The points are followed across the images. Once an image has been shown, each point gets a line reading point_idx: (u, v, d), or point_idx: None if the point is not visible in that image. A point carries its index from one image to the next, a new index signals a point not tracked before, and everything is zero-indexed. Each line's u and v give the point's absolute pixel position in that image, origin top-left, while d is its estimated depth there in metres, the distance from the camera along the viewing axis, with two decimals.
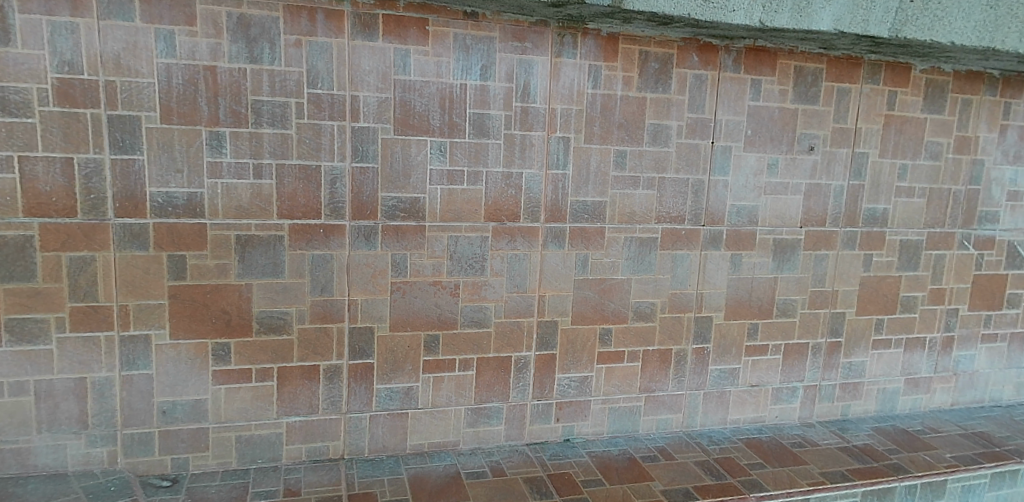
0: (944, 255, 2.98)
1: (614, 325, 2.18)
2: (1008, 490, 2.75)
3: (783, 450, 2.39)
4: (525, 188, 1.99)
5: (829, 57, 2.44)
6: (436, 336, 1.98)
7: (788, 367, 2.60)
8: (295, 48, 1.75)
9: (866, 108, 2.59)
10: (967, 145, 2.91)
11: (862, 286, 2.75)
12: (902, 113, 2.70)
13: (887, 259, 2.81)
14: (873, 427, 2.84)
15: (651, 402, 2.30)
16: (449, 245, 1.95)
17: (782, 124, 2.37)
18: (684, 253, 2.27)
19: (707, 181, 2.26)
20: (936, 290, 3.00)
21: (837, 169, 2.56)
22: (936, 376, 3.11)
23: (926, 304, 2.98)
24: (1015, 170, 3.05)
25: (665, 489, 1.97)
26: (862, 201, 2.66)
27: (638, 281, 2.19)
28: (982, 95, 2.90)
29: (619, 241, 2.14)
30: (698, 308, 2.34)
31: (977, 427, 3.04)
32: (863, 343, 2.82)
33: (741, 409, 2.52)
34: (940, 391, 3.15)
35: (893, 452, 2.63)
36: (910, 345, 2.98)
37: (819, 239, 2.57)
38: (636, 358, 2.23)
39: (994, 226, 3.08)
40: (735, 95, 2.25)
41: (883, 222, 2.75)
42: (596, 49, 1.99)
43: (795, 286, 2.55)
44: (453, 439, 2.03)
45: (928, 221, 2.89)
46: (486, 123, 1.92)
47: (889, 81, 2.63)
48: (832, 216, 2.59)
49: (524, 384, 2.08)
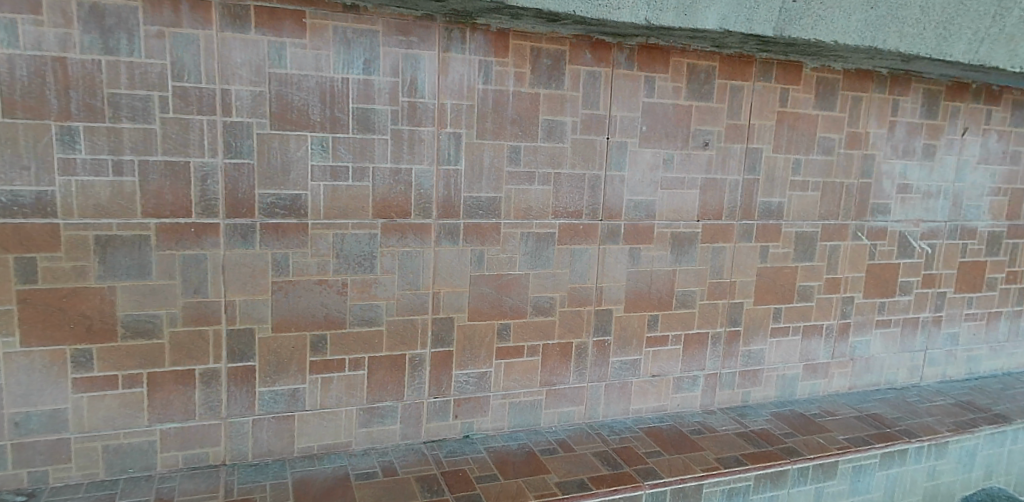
0: (838, 246, 3.12)
1: (512, 320, 2.19)
2: (897, 469, 2.93)
3: (682, 437, 2.51)
4: (415, 184, 1.97)
5: (721, 55, 2.54)
6: (323, 336, 1.94)
7: (689, 357, 2.71)
8: (157, 40, 1.68)
9: (758, 105, 2.69)
10: (858, 140, 3.06)
11: (759, 277, 2.86)
12: (795, 110, 2.81)
13: (784, 251, 2.92)
14: (772, 412, 2.96)
15: (553, 396, 2.33)
16: (334, 243, 1.91)
17: (677, 120, 2.47)
18: (582, 248, 2.31)
19: (604, 175, 2.31)
20: (832, 280, 3.14)
21: (732, 164, 2.67)
22: (834, 362, 3.26)
23: (822, 293, 3.12)
24: (903, 164, 3.23)
25: (559, 481, 2.00)
26: (756, 195, 2.77)
27: (536, 276, 2.22)
28: (871, 92, 3.05)
29: (516, 236, 2.15)
30: (598, 302, 2.40)
31: (872, 409, 3.21)
32: (761, 332, 2.94)
33: (643, 399, 2.61)
34: (838, 376, 3.30)
35: (788, 436, 2.74)
36: (807, 332, 3.11)
37: (715, 232, 2.68)
38: (537, 352, 2.26)
39: (885, 218, 3.25)
40: (630, 92, 2.32)
41: (778, 214, 2.86)
42: (486, 44, 2.00)
43: (694, 277, 2.66)
44: (344, 440, 2.01)
45: (822, 213, 3.02)
46: (371, 119, 1.89)
47: (781, 78, 2.74)
48: (728, 210, 2.69)
49: (419, 382, 2.07)
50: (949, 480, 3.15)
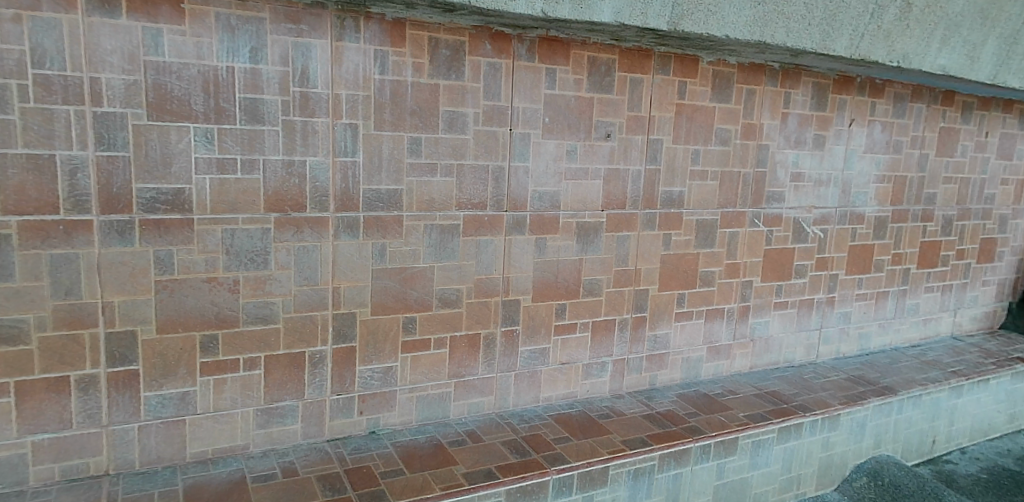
0: (737, 233, 3.26)
1: (417, 313, 2.19)
2: (794, 441, 3.10)
3: (591, 422, 2.58)
4: (310, 176, 1.94)
5: (621, 48, 2.60)
6: (214, 337, 1.88)
7: (597, 343, 2.78)
8: (13, 23, 1.58)
9: (658, 97, 2.77)
10: (753, 131, 3.20)
11: (663, 263, 2.96)
12: (693, 102, 2.91)
13: (686, 238, 3.03)
14: (677, 393, 3.07)
15: (463, 388, 2.34)
16: (224, 239, 1.85)
17: (579, 112, 2.52)
18: (488, 239, 2.32)
19: (508, 166, 2.33)
20: (732, 265, 3.28)
21: (634, 154, 2.74)
22: (735, 343, 3.41)
23: (722, 278, 3.25)
24: (795, 154, 3.41)
25: (467, 471, 2.04)
26: (658, 185, 2.85)
27: (441, 268, 2.22)
28: (764, 85, 3.20)
29: (418, 229, 2.14)
30: (505, 293, 2.41)
31: (770, 386, 3.38)
32: (666, 316, 3.04)
33: (553, 387, 2.65)
34: (740, 357, 3.46)
35: (692, 416, 2.86)
36: (710, 315, 3.24)
37: (620, 221, 2.75)
38: (444, 345, 2.27)
39: (780, 205, 3.42)
40: (531, 83, 2.34)
41: (679, 203, 2.96)
42: (382, 34, 1.98)
43: (599, 266, 2.72)
44: (240, 443, 1.96)
45: (721, 201, 3.14)
46: (259, 109, 1.85)
47: (679, 72, 2.83)
48: (631, 199, 2.77)
49: (320, 380, 2.05)
50: (841, 450, 3.37)
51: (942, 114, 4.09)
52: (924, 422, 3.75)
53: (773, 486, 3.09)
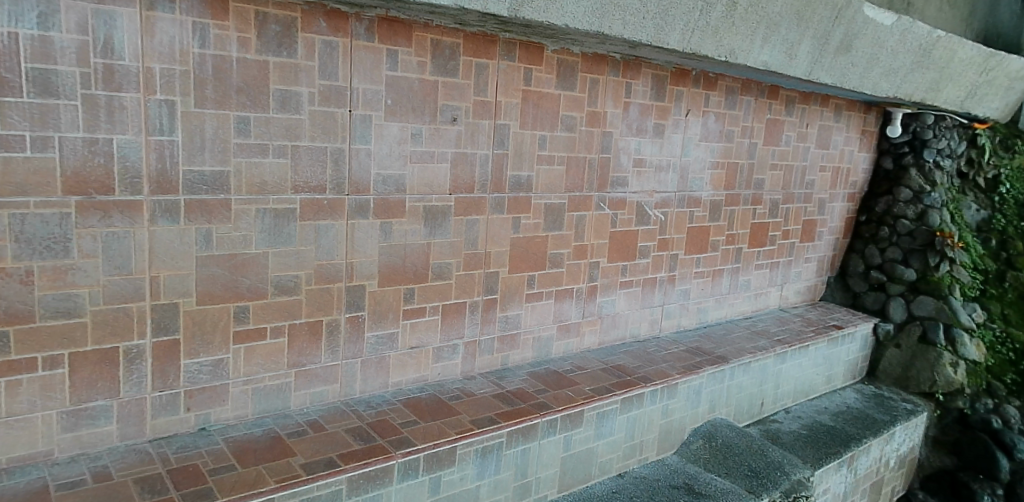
0: (584, 216, 3.40)
1: (250, 301, 2.16)
2: (636, 411, 3.31)
3: (440, 404, 2.62)
4: (117, 156, 1.84)
5: (465, 32, 2.60)
6: (3, 333, 1.75)
7: (448, 326, 2.80)
8: None
9: (504, 83, 2.82)
10: (598, 118, 3.34)
11: (512, 246, 3.03)
12: (539, 89, 2.99)
13: (534, 222, 3.12)
14: (528, 372, 3.16)
15: (303, 377, 2.33)
16: (11, 225, 1.73)
17: (423, 94, 2.50)
18: (328, 223, 2.29)
19: (348, 149, 2.30)
20: (579, 247, 3.42)
21: (481, 139, 2.77)
22: (584, 321, 3.56)
23: (571, 259, 3.38)
24: (637, 141, 3.61)
25: (306, 462, 2.07)
26: (506, 169, 2.91)
27: (277, 254, 2.19)
28: (607, 74, 3.34)
29: (249, 213, 2.10)
30: (348, 279, 2.39)
31: (615, 360, 3.58)
32: (517, 298, 3.12)
33: (402, 372, 2.64)
34: (588, 334, 3.62)
35: (541, 393, 2.97)
36: (559, 295, 3.37)
37: (468, 205, 2.77)
38: (281, 334, 2.25)
39: (624, 190, 3.61)
40: (371, 64, 2.31)
41: (527, 187, 3.04)
42: (200, 6, 1.90)
43: (449, 249, 2.74)
44: (42, 449, 1.85)
45: (568, 185, 3.26)
46: (52, 82, 1.73)
47: (524, 59, 2.89)
48: (480, 183, 2.80)
49: (139, 377, 1.98)
50: (679, 416, 3.63)
51: (768, 107, 4.48)
52: (753, 386, 4.14)
53: (617, 453, 3.28)
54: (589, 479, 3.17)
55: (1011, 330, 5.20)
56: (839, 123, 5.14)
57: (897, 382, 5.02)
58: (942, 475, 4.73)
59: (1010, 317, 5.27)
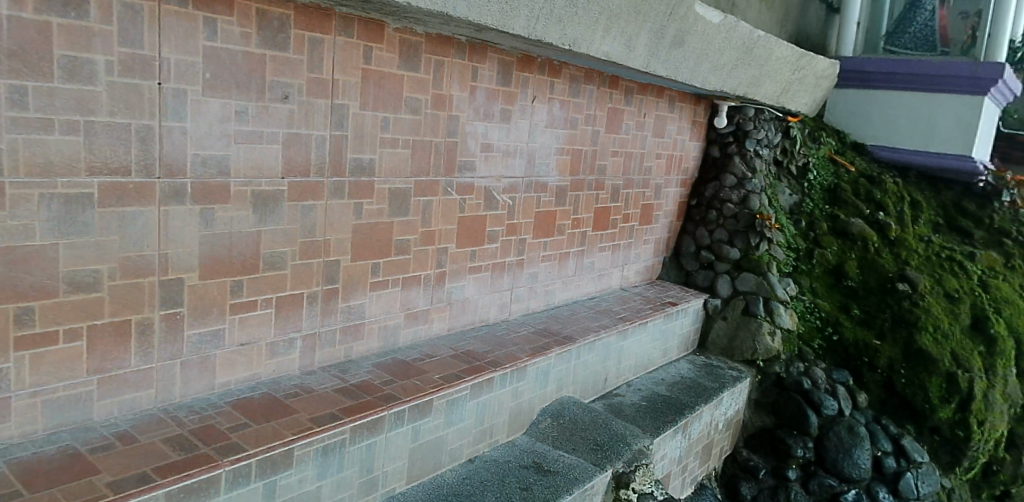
0: (430, 201, 3.32)
1: (35, 301, 1.92)
2: (486, 397, 3.32)
3: (274, 403, 2.48)
4: None
5: (296, 3, 2.43)
6: None
7: (282, 319, 2.63)
8: None
9: (341, 61, 2.66)
10: (443, 101, 3.27)
11: (355, 233, 2.89)
12: (380, 69, 2.86)
13: (378, 207, 2.99)
14: (373, 363, 3.05)
15: (108, 384, 2.12)
16: None
17: (248, 69, 2.31)
18: (134, 211, 2.08)
19: (157, 126, 2.09)
20: (426, 233, 3.34)
21: (317, 119, 2.60)
22: (432, 308, 3.49)
23: (417, 245, 3.30)
24: (484, 125, 3.59)
25: (113, 480, 1.88)
26: (346, 151, 2.76)
27: (69, 245, 1.96)
28: (452, 57, 3.27)
29: (30, 199, 1.87)
30: (162, 272, 2.18)
31: (464, 346, 3.55)
32: (361, 287, 2.99)
33: (230, 371, 2.47)
34: (437, 320, 3.55)
35: (387, 384, 2.88)
36: (406, 283, 3.27)
37: (304, 189, 2.60)
38: (78, 337, 2.02)
39: (472, 174, 3.57)
40: (185, 32, 2.10)
41: (370, 171, 2.90)
42: None
43: (282, 237, 2.56)
44: None
45: (413, 169, 3.16)
46: None
47: (363, 35, 2.74)
48: (316, 166, 2.64)
49: None
50: (529, 397, 3.69)
51: (609, 96, 4.64)
52: (597, 364, 4.30)
53: (467, 439, 3.26)
54: (439, 467, 3.13)
55: (818, 301, 5.74)
56: (673, 113, 5.46)
57: (724, 352, 5.48)
58: (763, 433, 5.21)
59: (817, 289, 5.84)
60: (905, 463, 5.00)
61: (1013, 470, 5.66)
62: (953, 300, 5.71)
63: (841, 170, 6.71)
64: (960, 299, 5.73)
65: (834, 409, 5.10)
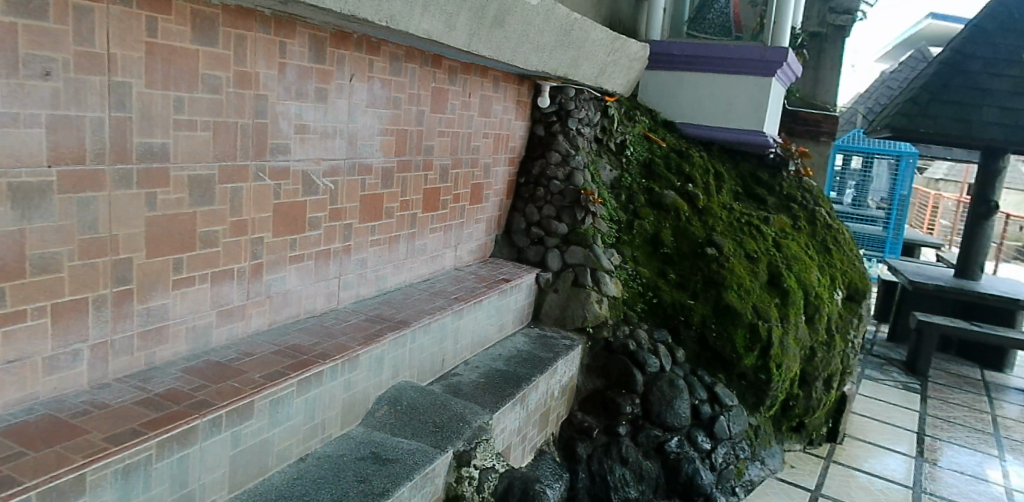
0: (240, 188, 3.07)
1: None
2: (315, 392, 3.17)
3: (57, 426, 2.26)
4: None
5: None
6: None
7: (61, 330, 2.38)
8: None
9: (119, 33, 2.42)
10: (248, 80, 3.02)
11: (149, 227, 2.63)
12: (168, 42, 2.60)
13: (176, 197, 2.73)
14: (182, 368, 2.81)
15: None
16: None
17: None
18: None
19: None
20: (237, 223, 3.09)
21: (91, 98, 2.37)
22: (249, 303, 3.26)
23: (228, 237, 3.04)
24: (298, 105, 3.37)
25: None
26: (131, 136, 2.51)
27: None
28: (256, 31, 3.03)
29: None
30: None
31: (290, 341, 3.35)
32: (161, 285, 2.73)
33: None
34: (256, 316, 3.32)
35: (199, 389, 2.67)
36: (216, 278, 3.01)
37: (80, 179, 2.36)
38: None
39: (286, 157, 3.35)
40: None
41: (163, 156, 2.65)
42: None
43: (54, 235, 2.32)
44: None
45: (216, 154, 2.91)
46: None
47: (144, 4, 2.49)
48: (93, 152, 2.39)
49: None
50: (362, 386, 3.58)
51: (432, 75, 4.57)
52: (433, 346, 4.27)
53: (296, 437, 3.11)
54: (266, 471, 2.95)
55: (639, 268, 6.13)
56: (497, 93, 5.51)
57: (557, 322, 5.70)
58: (595, 395, 5.50)
59: (638, 257, 6.23)
60: (718, 407, 5.64)
61: (805, 403, 6.54)
62: (752, 259, 6.36)
63: (655, 146, 7.21)
64: (758, 258, 6.39)
65: (657, 366, 5.53)
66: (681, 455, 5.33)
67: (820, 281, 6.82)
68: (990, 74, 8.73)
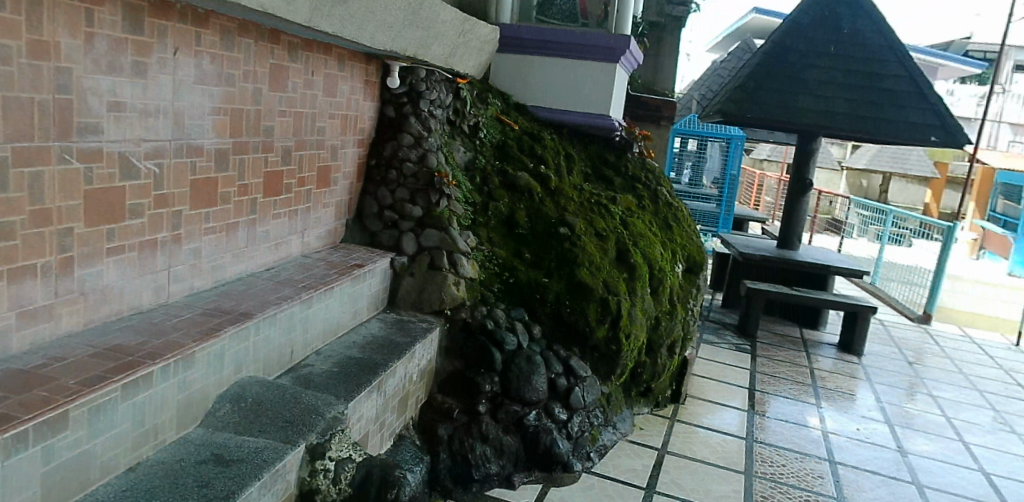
0: (40, 173, 2.76)
1: None
2: (144, 395, 2.91)
3: None
4: None
5: None
6: None
7: None
8: None
9: None
10: (44, 50, 2.72)
11: None
12: None
13: None
14: None
15: None
16: None
17: None
18: None
19: None
20: (38, 212, 2.77)
21: None
22: (58, 302, 2.93)
23: (26, 228, 2.73)
24: (111, 80, 3.05)
25: None
26: None
27: None
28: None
29: None
30: None
31: (111, 342, 3.05)
32: None
33: None
34: (67, 317, 2.99)
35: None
36: (13, 275, 2.71)
37: None
38: None
39: (99, 138, 3.02)
40: None
41: None
42: None
43: None
44: None
45: (9, 134, 2.61)
46: None
47: None
48: None
49: None
50: (200, 385, 3.33)
51: (270, 51, 4.30)
52: (281, 337, 4.06)
53: (124, 446, 2.85)
54: (88, 485, 2.70)
55: (495, 249, 6.18)
56: (343, 72, 5.30)
57: (414, 306, 5.64)
58: (454, 376, 5.51)
59: (494, 238, 6.28)
60: (573, 380, 5.87)
61: (651, 369, 6.99)
62: (602, 238, 6.65)
63: (507, 128, 7.29)
64: (607, 236, 6.70)
65: (514, 344, 5.63)
66: (539, 427, 5.54)
67: (663, 255, 7.28)
68: (805, 65, 9.71)
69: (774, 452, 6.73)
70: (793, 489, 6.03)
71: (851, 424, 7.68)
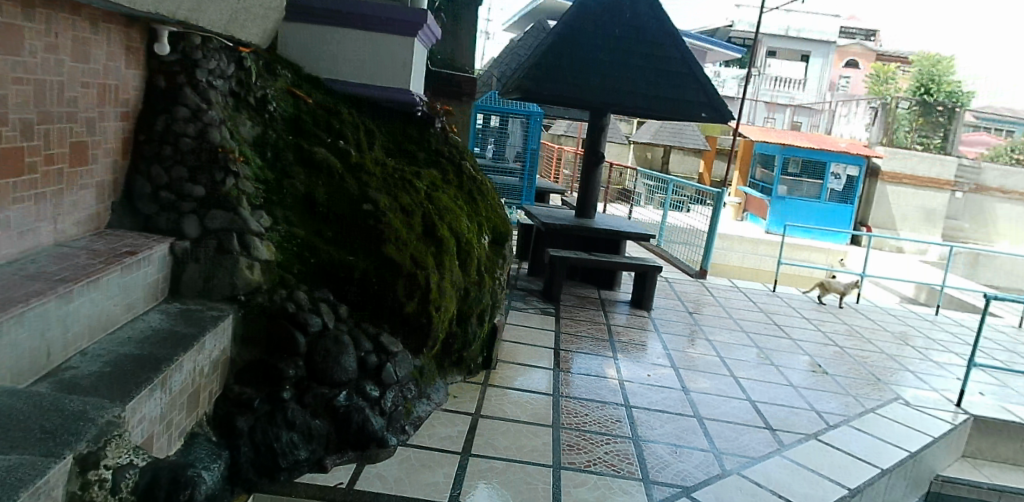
0: None
1: None
2: None
3: None
4: None
5: None
6: None
7: None
8: None
9: None
10: None
11: None
12: None
13: None
14: None
15: None
16: None
17: None
18: None
19: None
20: None
21: None
22: None
23: None
24: None
25: None
26: None
27: None
28: None
29: None
30: None
31: None
32: None
33: None
34: None
35: None
36: None
37: None
38: None
39: None
40: None
41: None
42: None
43: None
44: None
45: None
46: None
47: None
48: None
49: None
50: None
51: None
52: (33, 339, 3.54)
53: None
54: None
55: (293, 228, 5.83)
56: (98, 36, 4.65)
57: (200, 294, 5.20)
58: (253, 365, 5.20)
59: (291, 217, 5.93)
60: (384, 356, 5.78)
61: (463, 339, 7.13)
62: (408, 213, 6.60)
63: (300, 102, 6.84)
64: (413, 211, 6.65)
65: (319, 325, 5.43)
66: (350, 407, 5.43)
67: (468, 228, 7.41)
68: (593, 47, 10.35)
69: (578, 403, 7.25)
70: (595, 435, 6.55)
71: (643, 371, 8.50)
